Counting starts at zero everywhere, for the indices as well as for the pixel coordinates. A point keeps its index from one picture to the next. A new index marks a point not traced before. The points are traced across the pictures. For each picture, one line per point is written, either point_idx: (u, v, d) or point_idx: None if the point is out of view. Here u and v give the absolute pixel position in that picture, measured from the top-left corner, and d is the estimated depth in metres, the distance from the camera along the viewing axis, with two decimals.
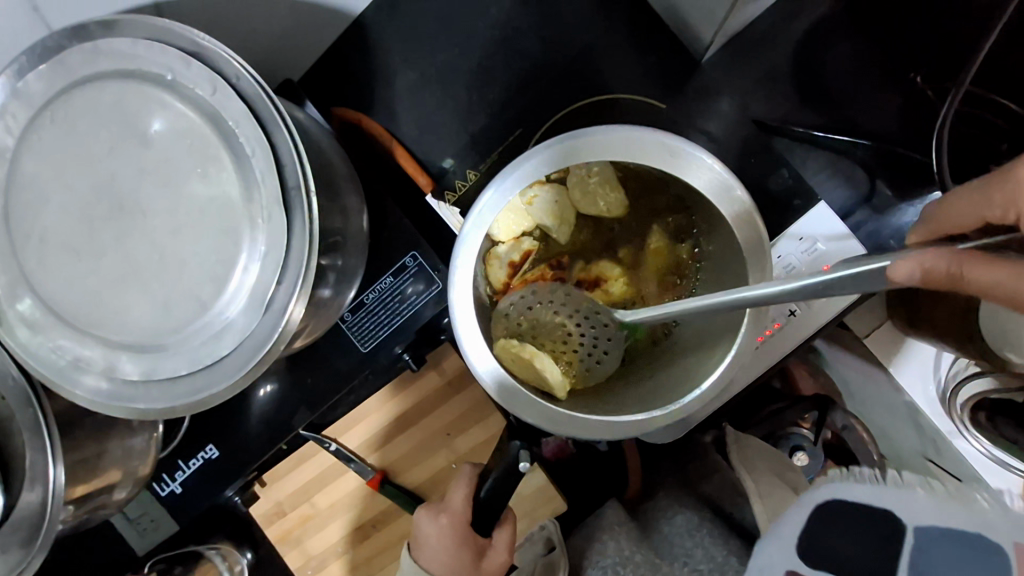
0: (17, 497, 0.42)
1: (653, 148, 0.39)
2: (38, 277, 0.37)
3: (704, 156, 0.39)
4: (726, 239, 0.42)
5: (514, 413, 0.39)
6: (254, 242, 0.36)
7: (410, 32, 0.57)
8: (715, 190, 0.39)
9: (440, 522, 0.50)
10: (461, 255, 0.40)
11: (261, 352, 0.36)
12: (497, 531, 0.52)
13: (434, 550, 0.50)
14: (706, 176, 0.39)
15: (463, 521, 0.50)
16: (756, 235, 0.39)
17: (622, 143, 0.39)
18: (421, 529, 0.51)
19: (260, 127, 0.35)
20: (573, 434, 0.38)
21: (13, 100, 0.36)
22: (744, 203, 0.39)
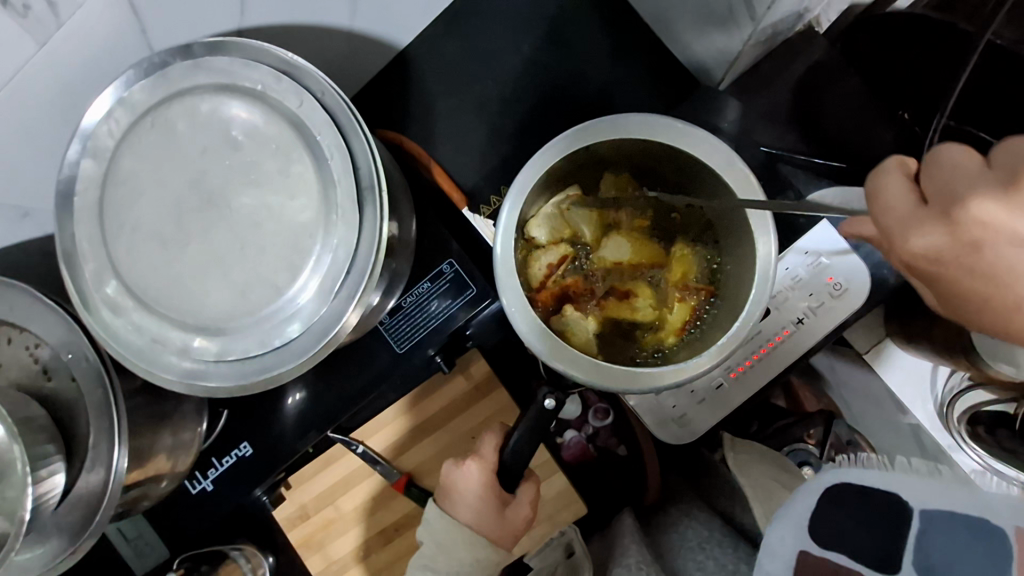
0: (77, 478, 0.44)
1: (671, 132, 0.45)
2: (127, 263, 0.41)
3: (710, 133, 0.45)
4: (735, 227, 0.48)
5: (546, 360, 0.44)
6: (326, 236, 0.40)
7: (449, 63, 0.63)
8: (722, 166, 0.45)
9: (470, 468, 0.54)
10: (504, 220, 0.46)
11: (327, 336, 0.40)
12: (522, 487, 0.57)
13: (464, 495, 0.54)
14: (716, 154, 0.45)
15: (490, 469, 0.54)
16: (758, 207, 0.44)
17: (647, 125, 0.46)
18: (451, 479, 0.55)
19: (339, 132, 0.39)
20: (601, 382, 0.44)
21: (117, 106, 0.41)
22: (753, 182, 0.44)
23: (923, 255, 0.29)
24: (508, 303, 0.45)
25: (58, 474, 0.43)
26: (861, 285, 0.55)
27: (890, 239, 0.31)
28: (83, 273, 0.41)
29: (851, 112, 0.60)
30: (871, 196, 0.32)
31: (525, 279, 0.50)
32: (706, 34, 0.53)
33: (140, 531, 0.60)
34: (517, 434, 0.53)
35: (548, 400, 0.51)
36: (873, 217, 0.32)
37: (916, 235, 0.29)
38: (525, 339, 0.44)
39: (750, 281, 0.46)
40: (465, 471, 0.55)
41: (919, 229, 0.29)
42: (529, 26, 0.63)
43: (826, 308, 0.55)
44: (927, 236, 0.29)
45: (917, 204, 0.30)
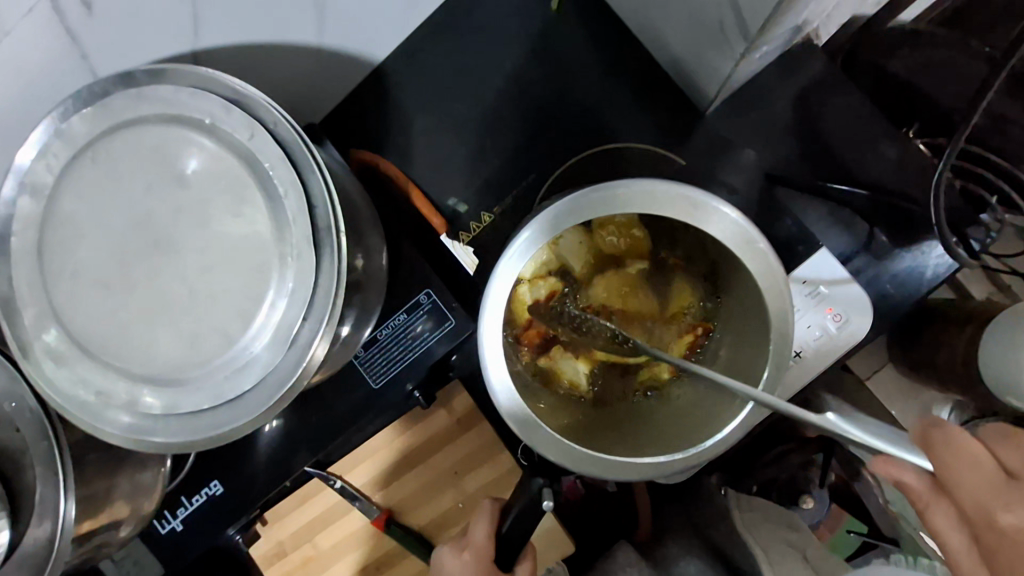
0: (24, 534, 0.41)
1: (671, 201, 0.44)
2: (69, 311, 0.38)
3: (731, 211, 0.43)
4: (748, 290, 0.47)
5: (538, 450, 0.44)
6: (282, 279, 0.37)
7: (428, 79, 0.60)
8: (700, 216, 0.44)
9: (463, 558, 0.54)
10: (492, 301, 0.45)
11: (284, 386, 0.37)
12: (520, 563, 0.56)
13: None
14: (692, 206, 0.44)
15: (484, 554, 0.54)
16: (774, 279, 0.44)
17: (651, 192, 0.44)
18: (442, 568, 0.54)
19: (293, 168, 0.37)
20: (598, 473, 0.44)
21: (55, 140, 0.38)
22: (766, 254, 0.44)
23: (1008, 529, 0.28)
24: (496, 387, 0.45)
25: (2, 532, 0.40)
26: (863, 315, 0.52)
27: (978, 507, 0.29)
28: (22, 320, 0.38)
29: (856, 130, 0.56)
30: (930, 440, 0.31)
31: (512, 323, 0.51)
32: (697, 50, 0.50)
33: (129, 551, 0.57)
34: (513, 514, 0.53)
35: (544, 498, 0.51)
36: (946, 470, 0.30)
37: (1007, 509, 0.28)
38: (512, 428, 0.45)
39: (765, 343, 0.45)
40: (460, 562, 0.54)
41: (1016, 503, 0.28)
42: (511, 40, 0.60)
43: (829, 340, 0.52)
44: (1017, 511, 0.28)
45: (1004, 477, 0.29)
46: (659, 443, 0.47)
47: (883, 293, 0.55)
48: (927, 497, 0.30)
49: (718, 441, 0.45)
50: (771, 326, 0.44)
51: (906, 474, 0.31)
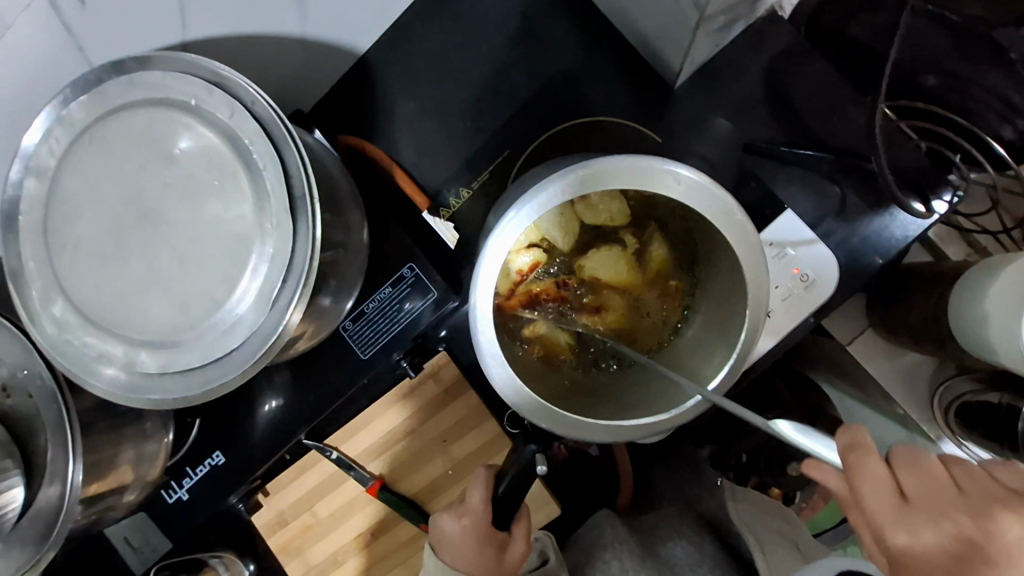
0: (37, 493, 0.45)
1: (635, 172, 0.43)
2: (71, 281, 0.41)
3: (691, 172, 0.42)
4: (728, 261, 0.47)
5: (527, 417, 0.44)
6: (263, 247, 0.40)
7: (408, 66, 0.63)
8: (663, 181, 0.43)
9: (462, 522, 0.53)
10: (482, 276, 0.44)
11: (265, 345, 0.40)
12: (515, 524, 0.55)
13: (460, 549, 0.52)
14: (651, 171, 0.43)
15: (483, 520, 0.53)
16: (751, 246, 0.43)
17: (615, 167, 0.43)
18: (439, 531, 0.53)
19: (272, 144, 0.39)
20: (579, 437, 0.44)
21: (57, 126, 0.41)
22: (744, 222, 0.43)
23: (897, 551, 0.28)
24: (486, 361, 0.44)
25: (17, 489, 0.45)
26: (828, 277, 0.54)
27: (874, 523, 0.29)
28: (30, 292, 0.42)
29: (822, 98, 0.57)
30: (847, 453, 0.31)
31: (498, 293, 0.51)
32: (660, 27, 0.52)
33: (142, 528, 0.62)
34: (508, 479, 0.52)
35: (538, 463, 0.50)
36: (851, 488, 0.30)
37: (898, 530, 0.28)
38: (507, 400, 0.44)
39: (741, 312, 0.45)
40: (456, 526, 0.53)
41: (906, 526, 0.28)
42: (486, 25, 0.63)
43: (797, 299, 0.54)
44: (904, 532, 0.28)
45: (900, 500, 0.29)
46: (640, 407, 0.47)
47: (855, 254, 0.56)
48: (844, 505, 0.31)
49: (696, 404, 0.44)
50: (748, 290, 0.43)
51: (829, 479, 0.32)
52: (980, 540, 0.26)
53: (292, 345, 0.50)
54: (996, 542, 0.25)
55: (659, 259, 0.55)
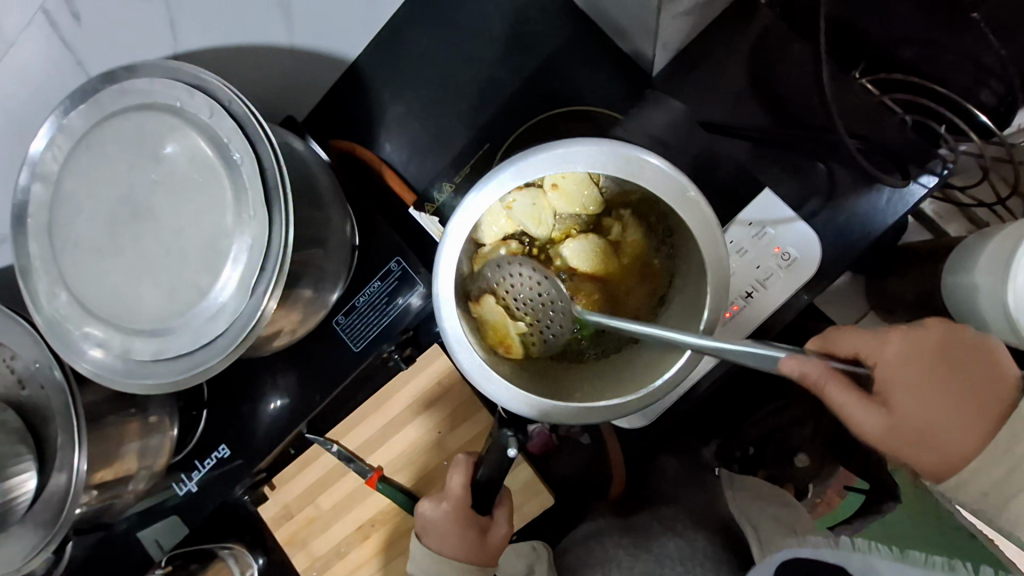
0: (47, 480, 0.48)
1: (590, 157, 0.44)
2: (72, 276, 0.45)
3: (652, 157, 0.44)
4: (692, 242, 0.48)
5: (498, 402, 0.45)
6: (241, 237, 0.42)
7: (395, 70, 0.65)
8: (618, 165, 0.44)
9: (442, 508, 0.56)
10: (443, 265, 0.46)
11: (245, 331, 0.42)
12: (497, 509, 0.57)
13: (443, 534, 0.55)
14: (603, 157, 0.44)
15: (463, 505, 0.55)
16: (706, 225, 0.44)
17: (569, 153, 0.44)
18: (424, 519, 0.56)
19: (247, 140, 0.42)
20: (550, 419, 0.44)
21: (59, 134, 0.45)
22: (699, 202, 0.44)
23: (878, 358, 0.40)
24: (454, 348, 0.46)
25: (30, 480, 0.48)
26: (811, 256, 0.54)
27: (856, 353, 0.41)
28: (38, 287, 0.45)
29: (803, 76, 0.56)
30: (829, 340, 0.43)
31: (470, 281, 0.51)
32: (629, 15, 0.53)
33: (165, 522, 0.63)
34: (484, 466, 0.54)
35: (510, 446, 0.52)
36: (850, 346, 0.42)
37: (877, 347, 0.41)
38: (473, 382, 0.45)
39: (704, 294, 0.46)
40: (439, 512, 0.56)
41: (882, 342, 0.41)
42: (468, 27, 0.65)
43: (778, 280, 0.54)
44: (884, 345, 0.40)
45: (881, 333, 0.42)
46: (615, 389, 0.48)
47: (844, 233, 0.54)
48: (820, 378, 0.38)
49: (662, 385, 0.44)
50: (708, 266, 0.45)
51: (806, 364, 0.37)
52: (948, 338, 0.40)
53: (273, 337, 0.52)
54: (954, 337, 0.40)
55: (633, 245, 0.54)
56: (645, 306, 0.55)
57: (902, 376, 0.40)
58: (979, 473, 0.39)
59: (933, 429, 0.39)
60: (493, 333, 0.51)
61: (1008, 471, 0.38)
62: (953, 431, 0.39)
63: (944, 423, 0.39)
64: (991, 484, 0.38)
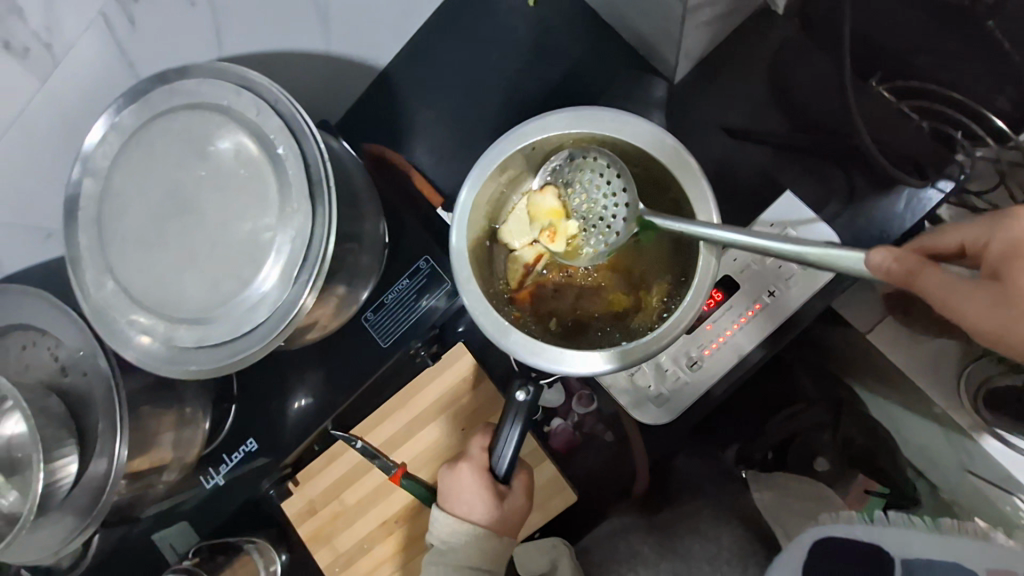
0: (88, 466, 0.50)
1: (572, 119, 0.49)
2: (118, 266, 0.47)
3: (637, 118, 0.48)
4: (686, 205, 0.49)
5: (503, 347, 0.47)
6: (284, 229, 0.44)
7: (423, 78, 0.68)
8: (605, 124, 0.49)
9: (462, 471, 0.57)
10: (456, 226, 0.49)
11: (286, 319, 0.44)
12: (515, 477, 0.59)
13: (462, 496, 0.56)
14: (585, 117, 0.49)
15: (482, 468, 0.56)
16: (703, 193, 0.46)
17: (559, 120, 0.49)
18: (444, 482, 0.57)
19: (292, 136, 0.44)
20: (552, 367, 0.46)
21: (110, 131, 0.47)
22: (696, 169, 0.46)
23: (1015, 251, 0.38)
24: (467, 303, 0.48)
25: (71, 464, 0.49)
26: (832, 256, 0.54)
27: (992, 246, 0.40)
28: (85, 276, 0.47)
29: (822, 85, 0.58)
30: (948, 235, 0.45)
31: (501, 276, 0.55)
32: (654, 25, 0.54)
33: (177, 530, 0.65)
34: (502, 427, 0.55)
35: (520, 394, 0.54)
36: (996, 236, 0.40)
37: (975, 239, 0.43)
38: (484, 331, 0.47)
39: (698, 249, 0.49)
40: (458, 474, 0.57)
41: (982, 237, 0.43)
42: (493, 37, 0.67)
43: (798, 279, 0.55)
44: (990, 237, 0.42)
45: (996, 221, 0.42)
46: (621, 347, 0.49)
47: (861, 236, 0.56)
48: (918, 267, 0.37)
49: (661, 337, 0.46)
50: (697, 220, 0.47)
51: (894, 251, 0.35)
52: None
53: (308, 332, 0.54)
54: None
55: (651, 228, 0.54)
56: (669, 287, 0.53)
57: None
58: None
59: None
60: (541, 216, 0.53)
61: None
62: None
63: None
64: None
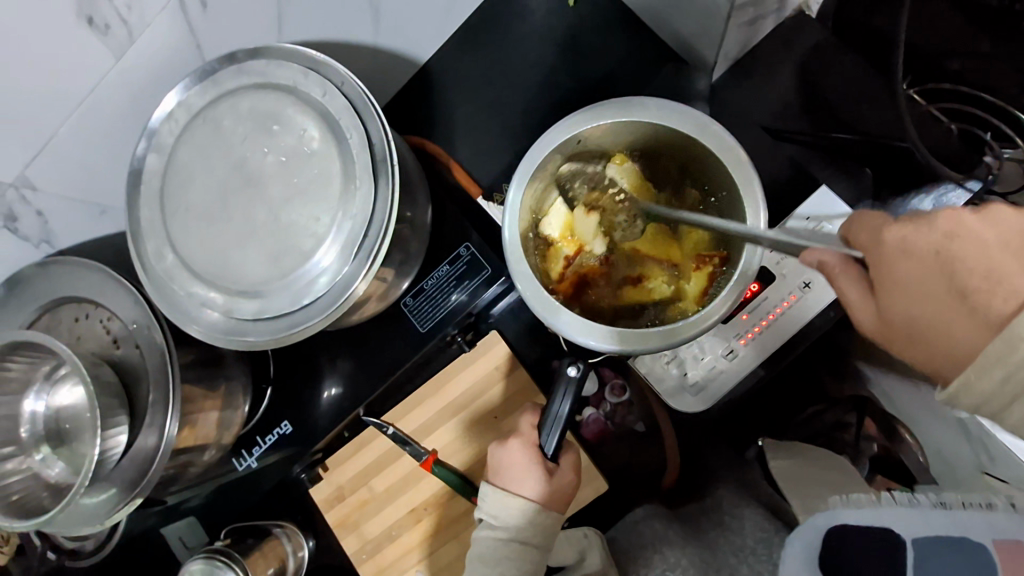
0: (136, 439, 0.50)
1: (624, 109, 0.51)
2: (182, 240, 0.48)
3: (690, 109, 0.50)
4: (732, 193, 0.51)
5: (551, 324, 0.48)
6: (347, 206, 0.45)
7: (464, 73, 0.70)
8: (659, 114, 0.50)
9: (513, 445, 0.58)
10: (509, 208, 0.51)
11: (346, 293, 0.45)
12: (562, 456, 0.60)
13: (514, 469, 0.57)
14: (637, 108, 0.51)
15: (532, 443, 0.57)
16: (749, 183, 0.48)
17: (612, 110, 0.51)
18: (496, 456, 0.58)
19: (357, 116, 0.46)
20: (600, 344, 0.48)
21: (178, 109, 0.48)
22: (745, 158, 0.48)
23: (893, 246, 0.36)
24: (518, 282, 0.49)
25: (120, 434, 0.49)
26: None
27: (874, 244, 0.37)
28: (147, 249, 0.48)
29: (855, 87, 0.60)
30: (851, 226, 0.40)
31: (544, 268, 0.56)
32: (696, 25, 0.56)
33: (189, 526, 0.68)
34: (553, 402, 0.56)
35: (571, 369, 0.55)
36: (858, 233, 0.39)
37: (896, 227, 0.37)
38: (534, 307, 0.49)
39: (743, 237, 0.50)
40: (509, 449, 0.58)
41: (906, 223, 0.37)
42: (534, 35, 0.69)
43: None
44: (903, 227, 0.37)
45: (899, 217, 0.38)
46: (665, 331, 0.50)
47: None
48: (837, 268, 0.39)
49: (708, 317, 0.47)
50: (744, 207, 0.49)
51: (827, 253, 0.39)
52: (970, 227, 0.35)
53: (354, 312, 0.55)
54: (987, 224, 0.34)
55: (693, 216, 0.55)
56: (709, 273, 0.54)
57: (901, 264, 0.36)
58: (972, 381, 0.33)
59: (937, 322, 0.35)
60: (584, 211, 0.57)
61: (1000, 382, 0.32)
62: (956, 331, 0.34)
63: (960, 315, 0.34)
64: (980, 398, 0.33)
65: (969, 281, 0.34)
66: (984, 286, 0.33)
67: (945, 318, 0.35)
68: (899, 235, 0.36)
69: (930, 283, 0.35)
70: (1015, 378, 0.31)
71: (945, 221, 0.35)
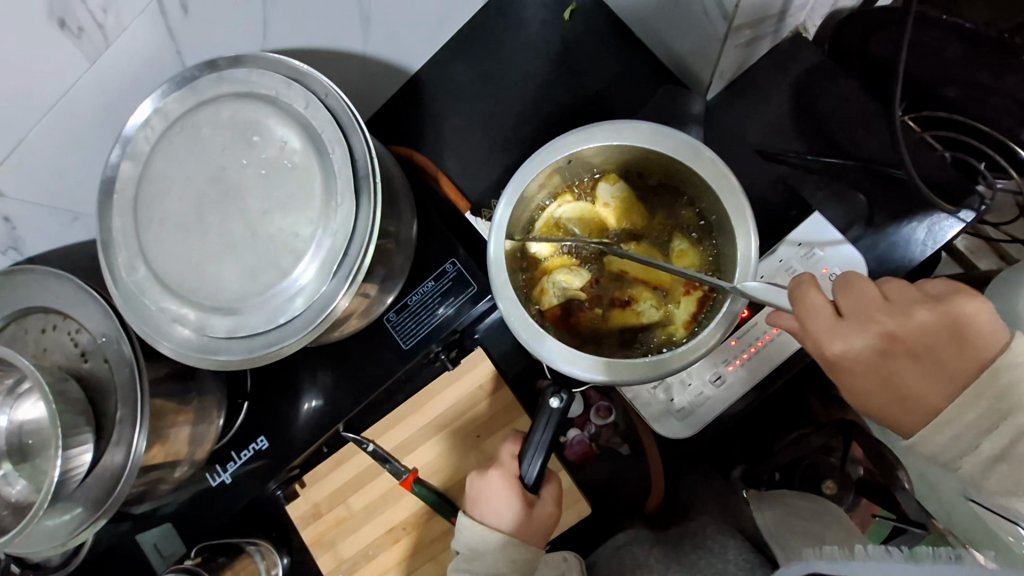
0: (102, 457, 0.48)
1: (616, 130, 0.50)
2: (153, 252, 0.46)
3: (683, 133, 0.48)
4: (723, 218, 0.50)
5: (535, 352, 0.47)
6: (326, 222, 0.44)
7: (455, 84, 0.69)
8: (651, 137, 0.49)
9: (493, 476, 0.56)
10: (495, 228, 0.50)
11: (323, 313, 0.44)
12: (544, 486, 0.58)
13: (494, 501, 0.55)
14: (628, 129, 0.50)
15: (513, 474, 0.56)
16: (740, 209, 0.47)
17: (603, 130, 0.50)
18: (475, 488, 0.56)
19: (340, 131, 0.44)
20: (583, 373, 0.46)
21: (154, 116, 0.47)
22: (736, 184, 0.47)
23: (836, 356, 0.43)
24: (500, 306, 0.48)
25: (86, 452, 0.47)
26: None
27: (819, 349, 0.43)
28: (118, 261, 0.47)
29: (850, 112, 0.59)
30: (798, 299, 0.44)
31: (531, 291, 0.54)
32: (691, 45, 0.55)
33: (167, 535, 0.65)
34: (533, 433, 0.55)
35: (553, 401, 0.54)
36: (806, 334, 0.43)
37: (836, 341, 0.42)
38: (518, 334, 0.48)
39: (733, 265, 0.49)
40: (489, 481, 0.56)
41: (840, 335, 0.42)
42: (528, 47, 0.68)
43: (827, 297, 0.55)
44: (840, 341, 0.42)
45: (835, 316, 0.43)
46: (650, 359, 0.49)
47: (883, 260, 0.57)
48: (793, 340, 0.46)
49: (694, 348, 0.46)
50: (736, 234, 0.48)
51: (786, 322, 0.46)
52: (897, 333, 0.42)
53: (334, 328, 0.53)
54: (907, 327, 0.42)
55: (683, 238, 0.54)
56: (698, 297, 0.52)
57: (847, 367, 0.43)
58: (931, 439, 0.42)
59: (877, 406, 0.45)
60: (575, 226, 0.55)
61: (951, 437, 0.42)
62: (897, 412, 0.44)
63: (896, 403, 0.44)
64: (935, 450, 0.43)
65: (897, 372, 0.43)
66: (915, 375, 0.42)
67: (888, 398, 0.44)
68: (843, 344, 0.42)
69: (869, 380, 0.43)
70: (962, 435, 0.41)
71: (877, 329, 0.42)
